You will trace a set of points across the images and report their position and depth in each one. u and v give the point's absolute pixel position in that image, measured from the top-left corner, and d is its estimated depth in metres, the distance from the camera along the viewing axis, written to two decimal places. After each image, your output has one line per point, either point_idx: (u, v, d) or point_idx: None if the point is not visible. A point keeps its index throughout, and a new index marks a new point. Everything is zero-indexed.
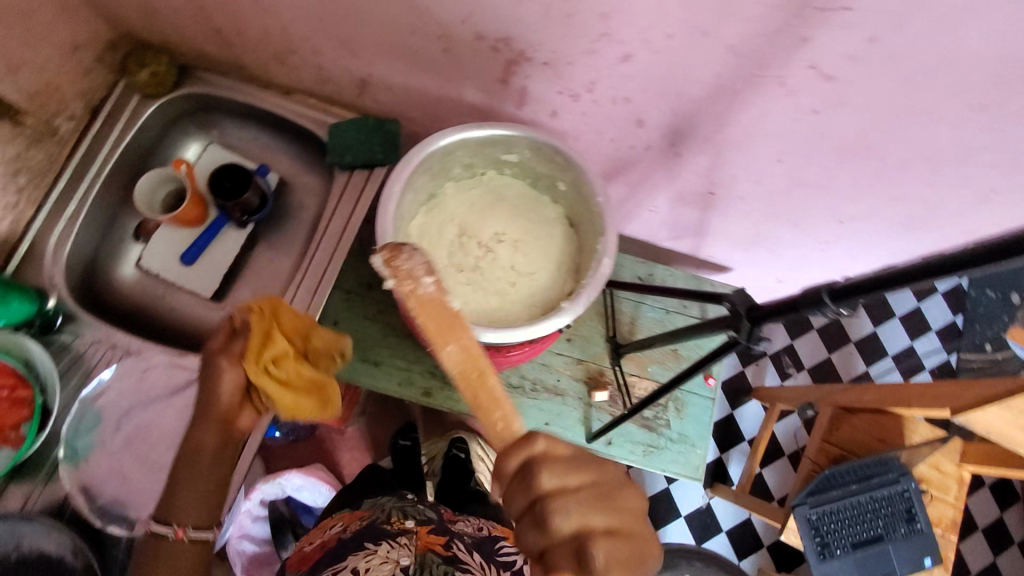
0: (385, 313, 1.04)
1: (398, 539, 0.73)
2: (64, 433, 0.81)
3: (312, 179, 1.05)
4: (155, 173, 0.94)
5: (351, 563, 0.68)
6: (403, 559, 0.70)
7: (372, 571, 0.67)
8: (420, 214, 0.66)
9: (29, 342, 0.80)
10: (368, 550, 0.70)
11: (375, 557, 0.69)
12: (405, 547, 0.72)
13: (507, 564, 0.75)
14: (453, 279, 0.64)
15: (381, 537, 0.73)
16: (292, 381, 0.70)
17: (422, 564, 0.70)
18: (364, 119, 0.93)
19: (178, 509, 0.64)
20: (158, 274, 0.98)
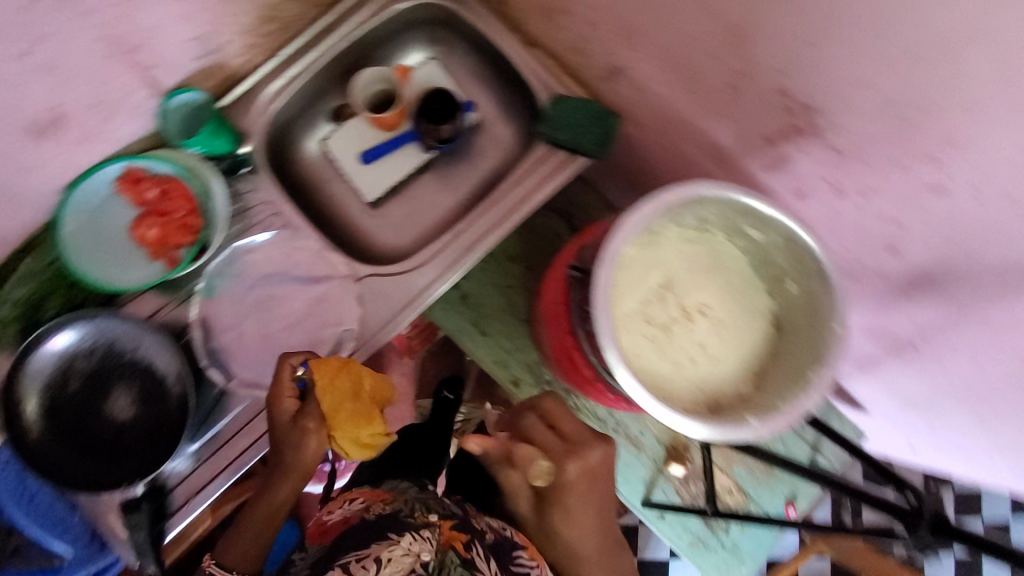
0: (513, 290, 1.03)
1: (421, 533, 0.70)
2: (211, 269, 0.85)
3: (508, 134, 1.02)
4: (377, 70, 0.95)
5: (373, 551, 0.66)
6: (423, 556, 0.68)
7: (394, 564, 0.65)
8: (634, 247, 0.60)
9: (212, 176, 0.84)
10: (390, 540, 0.67)
11: (397, 548, 0.66)
12: (427, 542, 0.69)
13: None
14: (637, 327, 0.59)
15: (404, 526, 0.70)
16: (346, 414, 0.73)
17: (440, 563, 0.69)
18: (593, 105, 0.89)
19: (231, 553, 0.71)
20: (335, 160, 1.01)
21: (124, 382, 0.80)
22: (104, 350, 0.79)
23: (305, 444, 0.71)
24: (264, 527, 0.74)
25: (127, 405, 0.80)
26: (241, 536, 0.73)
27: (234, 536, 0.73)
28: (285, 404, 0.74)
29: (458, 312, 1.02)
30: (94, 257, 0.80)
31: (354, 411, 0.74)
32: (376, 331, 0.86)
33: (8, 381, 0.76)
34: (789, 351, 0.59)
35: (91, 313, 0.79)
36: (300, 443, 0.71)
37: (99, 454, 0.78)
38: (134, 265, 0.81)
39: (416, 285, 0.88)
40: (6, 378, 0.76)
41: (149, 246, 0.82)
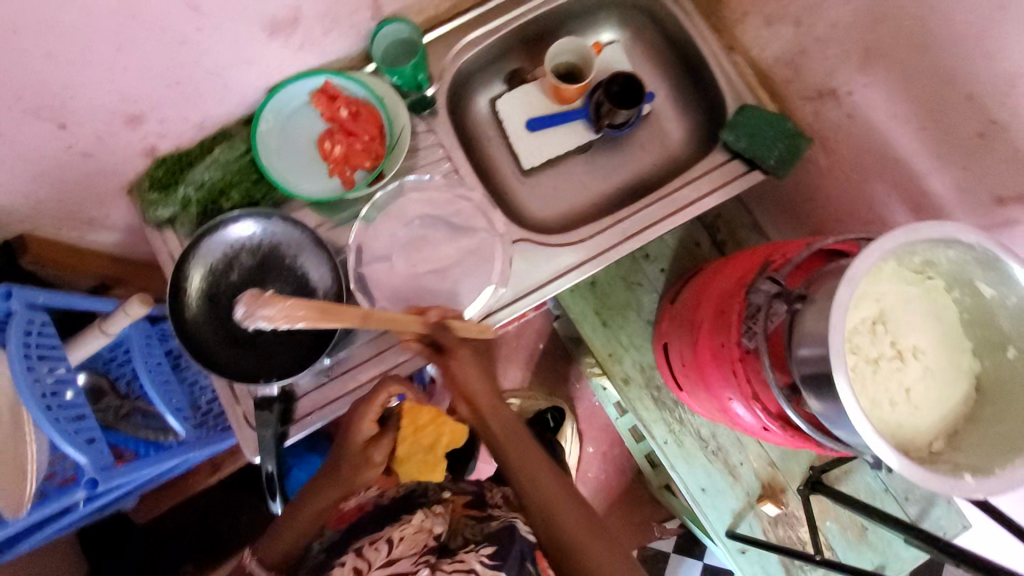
0: (641, 289, 1.02)
1: (433, 508, 0.69)
2: (376, 198, 0.87)
3: (676, 134, 1.01)
4: (573, 42, 0.96)
5: (385, 533, 0.64)
6: (437, 526, 0.65)
7: (406, 538, 0.62)
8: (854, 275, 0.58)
9: (401, 108, 0.86)
10: (401, 519, 0.66)
11: (408, 525, 0.64)
12: (440, 515, 0.68)
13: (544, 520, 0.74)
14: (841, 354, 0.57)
15: (415, 505, 0.70)
16: (414, 465, 0.78)
17: (456, 530, 0.67)
18: (785, 121, 0.86)
19: (270, 550, 0.73)
20: (502, 122, 1.01)
21: (278, 285, 0.82)
22: (270, 251, 0.83)
23: (370, 472, 0.75)
24: (304, 525, 0.74)
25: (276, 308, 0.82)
26: (283, 531, 0.74)
27: (281, 527, 0.75)
28: (364, 428, 0.74)
29: (583, 297, 1.02)
30: (284, 161, 0.85)
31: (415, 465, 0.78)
32: (517, 296, 0.86)
33: (181, 258, 0.80)
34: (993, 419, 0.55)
35: (265, 213, 0.81)
36: (366, 468, 0.75)
37: (244, 348, 0.82)
38: (316, 177, 0.86)
39: (564, 262, 0.88)
40: (179, 256, 0.79)
41: (331, 162, 0.85)
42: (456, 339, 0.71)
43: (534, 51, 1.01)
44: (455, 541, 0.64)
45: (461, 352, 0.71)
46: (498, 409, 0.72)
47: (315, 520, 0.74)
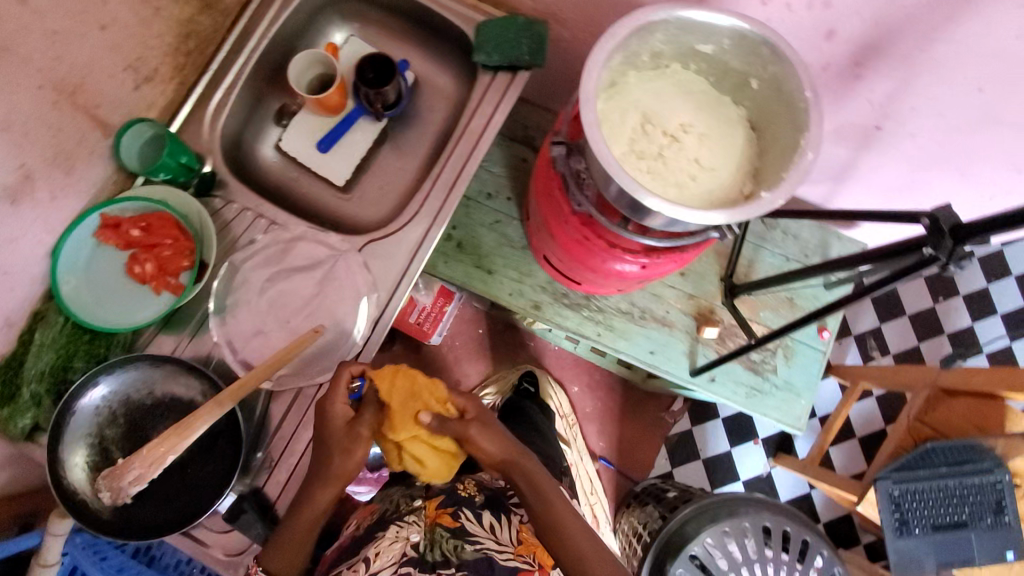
0: (502, 225, 1.05)
1: (406, 519, 0.78)
2: (215, 288, 0.86)
3: (446, 82, 1.04)
4: (307, 55, 0.97)
5: (363, 554, 0.73)
6: (413, 536, 0.74)
7: (383, 551, 0.71)
8: (605, 99, 0.63)
9: (186, 196, 0.85)
10: (378, 536, 0.75)
11: (385, 540, 0.73)
12: (414, 524, 0.76)
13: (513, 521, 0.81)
14: (632, 165, 0.62)
15: (391, 521, 0.78)
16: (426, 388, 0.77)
17: (431, 540, 0.73)
18: (516, 18, 0.91)
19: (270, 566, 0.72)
20: (295, 159, 1.02)
21: (163, 421, 0.81)
22: (135, 399, 0.81)
23: (355, 455, 0.74)
24: (293, 553, 0.73)
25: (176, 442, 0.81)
26: (274, 552, 0.73)
27: (268, 552, 0.73)
28: (339, 410, 0.75)
29: (458, 260, 1.04)
30: (107, 309, 0.83)
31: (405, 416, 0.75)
32: (390, 292, 0.88)
33: (53, 466, 0.75)
34: (771, 141, 0.63)
35: (98, 372, 0.78)
36: (353, 453, 0.74)
37: (174, 495, 0.80)
38: (145, 306, 0.84)
39: (413, 240, 0.90)
40: (49, 468, 0.75)
41: (151, 281, 0.84)
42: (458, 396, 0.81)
43: (283, 84, 1.02)
44: (430, 553, 0.72)
45: (473, 431, 0.76)
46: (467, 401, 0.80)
47: (310, 531, 0.74)
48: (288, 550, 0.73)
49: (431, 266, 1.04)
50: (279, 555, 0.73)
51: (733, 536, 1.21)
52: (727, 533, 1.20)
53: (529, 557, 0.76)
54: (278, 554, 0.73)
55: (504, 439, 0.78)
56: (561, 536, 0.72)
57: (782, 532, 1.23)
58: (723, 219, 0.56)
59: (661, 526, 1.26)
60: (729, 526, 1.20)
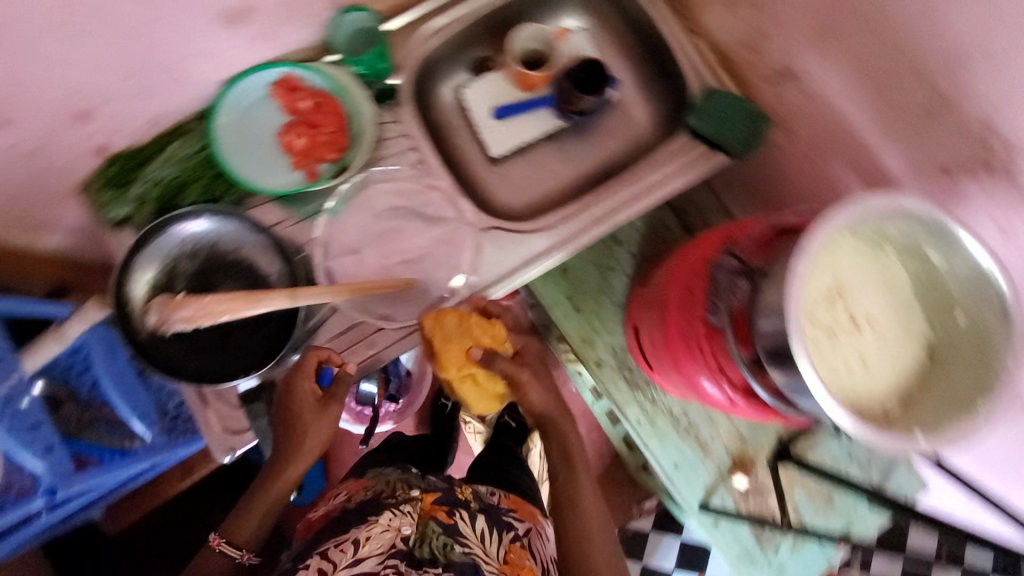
0: (611, 273, 1.03)
1: (401, 508, 0.78)
2: (342, 190, 0.86)
3: (639, 119, 1.02)
4: (538, 28, 0.97)
5: (353, 534, 0.73)
6: (405, 530, 0.74)
7: (373, 538, 0.72)
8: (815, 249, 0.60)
9: (365, 99, 0.85)
10: (369, 520, 0.75)
11: (377, 526, 0.73)
12: (407, 516, 0.77)
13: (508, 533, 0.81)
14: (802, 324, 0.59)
15: (386, 506, 0.78)
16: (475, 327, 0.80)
17: (422, 534, 0.74)
18: (744, 103, 0.89)
19: (238, 534, 0.77)
20: (466, 111, 1.00)
21: (232, 281, 0.81)
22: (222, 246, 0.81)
23: (316, 433, 0.78)
24: (260, 517, 0.78)
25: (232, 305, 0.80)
26: (238, 520, 0.78)
27: (241, 518, 0.78)
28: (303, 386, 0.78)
29: (554, 282, 1.03)
30: (241, 155, 0.83)
31: (460, 351, 0.80)
32: (487, 284, 0.86)
33: (123, 270, 0.77)
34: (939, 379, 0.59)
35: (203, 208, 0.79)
36: (312, 432, 0.78)
37: (207, 350, 0.80)
38: (277, 172, 0.84)
39: (534, 248, 0.88)
40: (119, 270, 0.76)
41: (292, 155, 0.84)
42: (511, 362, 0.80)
43: (497, 39, 1.01)
44: (420, 549, 0.72)
45: (525, 377, 0.79)
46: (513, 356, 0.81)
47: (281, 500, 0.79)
48: (259, 516, 0.78)
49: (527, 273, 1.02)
50: (244, 521, 0.78)
51: None
52: None
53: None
54: (246, 519, 0.78)
55: (550, 396, 0.82)
56: (576, 554, 0.76)
57: None
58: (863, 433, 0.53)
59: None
60: None
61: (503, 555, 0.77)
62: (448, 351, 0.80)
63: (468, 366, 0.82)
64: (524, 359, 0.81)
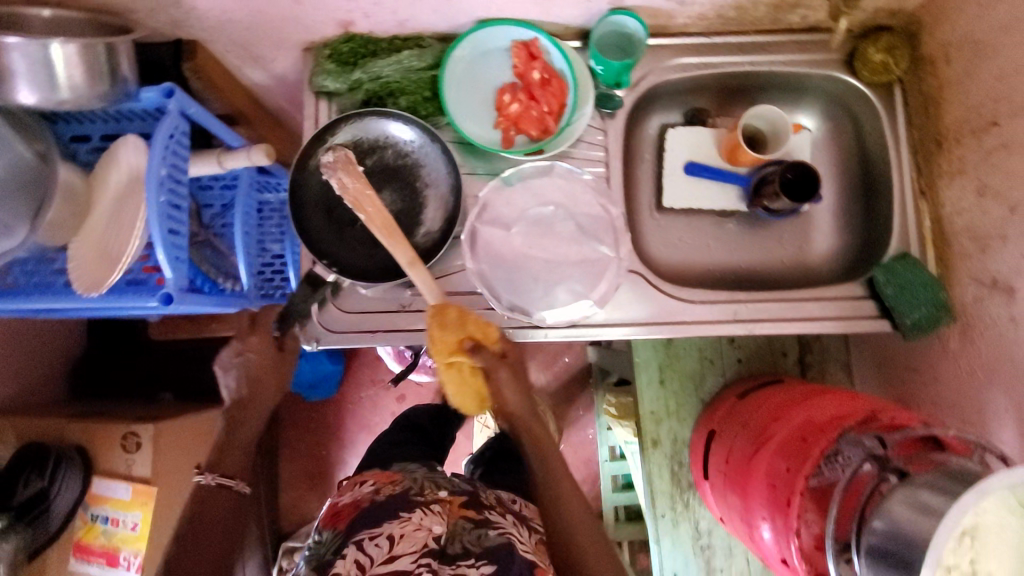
0: (710, 368, 1.00)
1: (432, 508, 0.78)
2: (523, 167, 0.86)
3: (818, 243, 0.97)
4: (777, 114, 0.91)
5: (386, 530, 0.72)
6: (435, 528, 0.73)
7: (406, 536, 0.71)
8: (970, 486, 0.55)
9: (588, 100, 0.85)
10: (402, 518, 0.74)
11: (409, 524, 0.73)
12: (437, 515, 0.76)
13: (532, 533, 0.81)
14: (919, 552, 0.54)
15: (416, 504, 0.78)
16: (469, 325, 0.72)
17: (451, 535, 0.75)
18: (938, 288, 0.83)
19: None
20: (663, 151, 0.98)
21: (395, 195, 0.84)
22: (402, 157, 0.84)
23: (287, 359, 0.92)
24: None
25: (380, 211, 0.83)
26: None
27: None
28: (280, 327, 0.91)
29: (653, 347, 1.00)
30: (458, 91, 0.84)
31: (454, 344, 0.70)
32: (607, 322, 0.85)
33: (329, 127, 0.82)
34: None
35: (421, 125, 0.83)
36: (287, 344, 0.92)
37: (336, 236, 0.83)
38: (477, 121, 0.85)
39: (662, 312, 0.86)
40: (325, 125, 0.82)
41: (501, 114, 0.84)
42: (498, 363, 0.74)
43: (725, 100, 0.98)
44: (451, 546, 0.72)
45: (501, 373, 0.74)
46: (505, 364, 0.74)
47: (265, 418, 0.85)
48: None
49: None
50: None
51: None
52: None
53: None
54: None
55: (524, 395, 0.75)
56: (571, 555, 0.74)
57: None
58: None
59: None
60: None
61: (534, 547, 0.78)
62: (442, 339, 0.70)
63: (455, 357, 0.71)
64: (508, 361, 0.75)
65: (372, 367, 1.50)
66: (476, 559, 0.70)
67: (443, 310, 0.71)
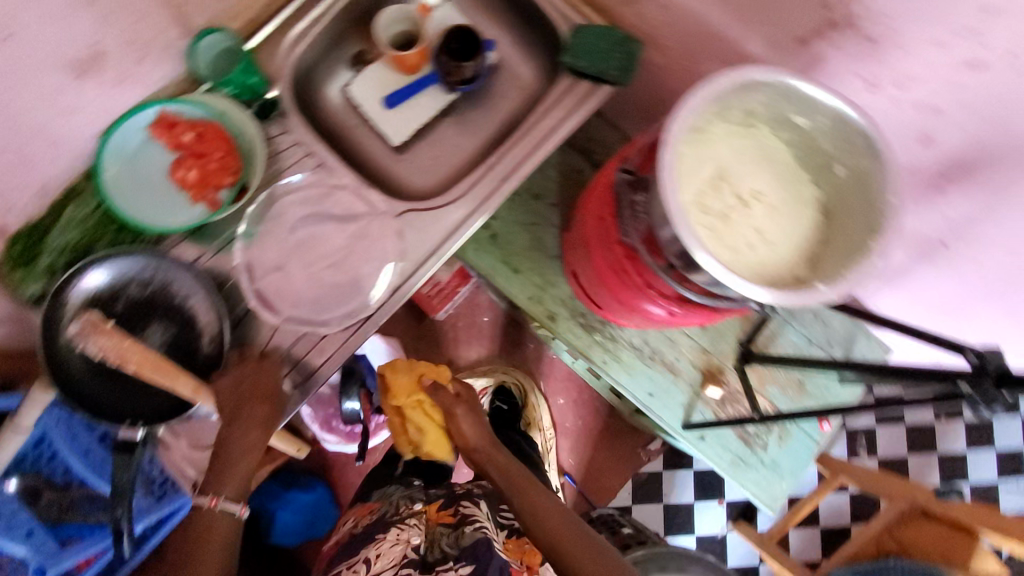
0: (540, 227, 1.05)
1: (406, 522, 0.86)
2: (249, 212, 0.86)
3: (527, 73, 1.03)
4: (402, 9, 0.97)
5: (364, 555, 0.81)
6: (414, 539, 0.82)
7: (382, 555, 0.80)
8: (685, 144, 0.61)
9: (248, 117, 0.85)
10: (378, 539, 0.83)
11: (384, 544, 0.82)
12: (414, 529, 0.85)
13: (504, 527, 0.89)
14: (694, 218, 0.60)
15: (391, 523, 0.86)
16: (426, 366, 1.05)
17: (430, 544, 0.83)
18: (614, 31, 0.90)
19: (223, 487, 0.77)
20: (359, 106, 1.00)
21: (165, 321, 0.83)
22: (143, 287, 0.83)
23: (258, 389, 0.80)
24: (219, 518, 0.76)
25: (164, 344, 0.82)
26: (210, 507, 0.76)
27: (208, 533, 0.75)
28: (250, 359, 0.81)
29: (488, 251, 1.05)
30: (140, 201, 0.83)
31: (408, 382, 1.03)
32: (419, 264, 0.87)
33: (53, 317, 0.79)
34: (843, 231, 0.60)
35: (129, 251, 0.81)
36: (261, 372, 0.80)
37: (142, 394, 0.81)
38: (177, 211, 0.84)
39: (452, 221, 0.89)
40: (48, 319, 0.78)
41: (190, 188, 0.83)
42: (452, 401, 0.99)
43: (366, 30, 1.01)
44: (431, 554, 0.81)
45: (458, 410, 0.98)
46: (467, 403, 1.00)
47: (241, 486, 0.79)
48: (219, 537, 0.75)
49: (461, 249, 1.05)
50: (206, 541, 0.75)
51: None
52: None
53: (518, 560, 0.84)
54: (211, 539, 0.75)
55: (479, 426, 0.98)
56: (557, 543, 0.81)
57: None
58: (770, 298, 0.55)
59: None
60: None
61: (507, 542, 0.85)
62: (398, 381, 1.03)
63: (415, 392, 1.04)
64: (462, 398, 1.00)
65: (342, 464, 1.48)
66: (456, 561, 0.77)
67: (394, 364, 1.05)
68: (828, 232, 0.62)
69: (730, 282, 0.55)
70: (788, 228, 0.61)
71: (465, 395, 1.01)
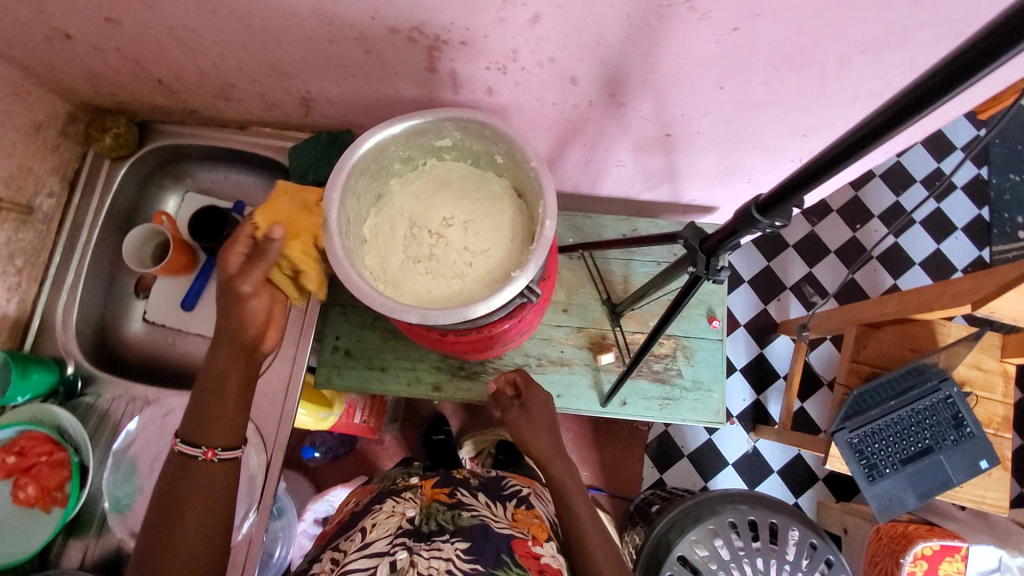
0: (382, 318, 1.08)
1: (403, 496, 0.80)
2: (105, 486, 0.86)
3: None
4: (140, 230, 0.98)
5: (363, 523, 0.75)
6: (408, 510, 0.75)
7: (379, 524, 0.73)
8: (371, 216, 0.71)
9: (57, 408, 0.87)
10: (376, 509, 0.77)
11: (381, 514, 0.75)
12: (410, 501, 0.78)
13: (511, 496, 0.84)
14: (413, 272, 0.69)
15: (389, 496, 0.81)
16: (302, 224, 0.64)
17: (427, 514, 0.75)
18: (319, 136, 0.96)
19: (199, 433, 0.68)
20: (164, 324, 1.03)
21: None
22: None
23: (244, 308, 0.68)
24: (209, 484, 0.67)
25: None
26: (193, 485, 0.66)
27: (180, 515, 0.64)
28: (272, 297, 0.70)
29: (351, 369, 1.07)
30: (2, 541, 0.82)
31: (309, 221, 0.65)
32: (276, 429, 0.90)
33: None
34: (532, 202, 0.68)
35: None
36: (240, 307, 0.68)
37: None
38: (37, 527, 0.83)
39: (283, 372, 0.93)
40: None
41: (35, 502, 0.83)
42: (518, 408, 0.88)
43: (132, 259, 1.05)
44: (426, 524, 0.73)
45: (521, 420, 0.86)
46: (535, 414, 0.87)
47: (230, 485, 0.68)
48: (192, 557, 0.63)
49: (327, 382, 1.06)
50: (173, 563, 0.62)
51: (718, 536, 1.15)
52: (705, 536, 1.15)
53: (524, 528, 0.76)
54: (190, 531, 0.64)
55: (551, 432, 0.86)
56: (582, 549, 0.78)
57: (768, 524, 1.17)
58: (490, 308, 0.60)
59: (645, 536, 1.21)
60: (700, 533, 1.15)
61: (514, 511, 0.80)
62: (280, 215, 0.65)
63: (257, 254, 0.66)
64: (528, 406, 0.88)
65: None
66: (452, 537, 0.70)
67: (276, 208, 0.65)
68: (527, 208, 0.70)
69: (454, 320, 0.59)
70: (493, 229, 0.70)
71: (539, 398, 0.89)
